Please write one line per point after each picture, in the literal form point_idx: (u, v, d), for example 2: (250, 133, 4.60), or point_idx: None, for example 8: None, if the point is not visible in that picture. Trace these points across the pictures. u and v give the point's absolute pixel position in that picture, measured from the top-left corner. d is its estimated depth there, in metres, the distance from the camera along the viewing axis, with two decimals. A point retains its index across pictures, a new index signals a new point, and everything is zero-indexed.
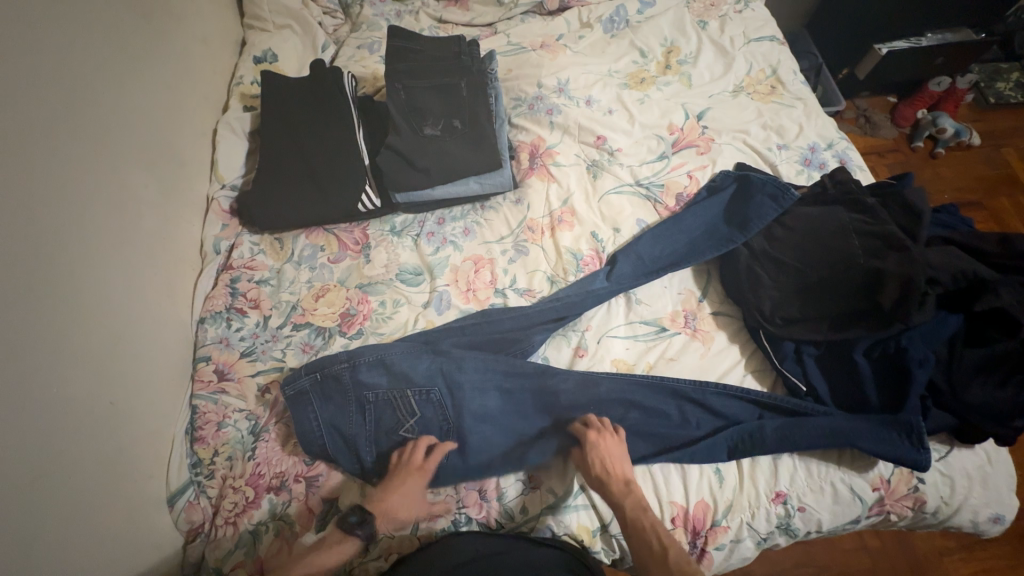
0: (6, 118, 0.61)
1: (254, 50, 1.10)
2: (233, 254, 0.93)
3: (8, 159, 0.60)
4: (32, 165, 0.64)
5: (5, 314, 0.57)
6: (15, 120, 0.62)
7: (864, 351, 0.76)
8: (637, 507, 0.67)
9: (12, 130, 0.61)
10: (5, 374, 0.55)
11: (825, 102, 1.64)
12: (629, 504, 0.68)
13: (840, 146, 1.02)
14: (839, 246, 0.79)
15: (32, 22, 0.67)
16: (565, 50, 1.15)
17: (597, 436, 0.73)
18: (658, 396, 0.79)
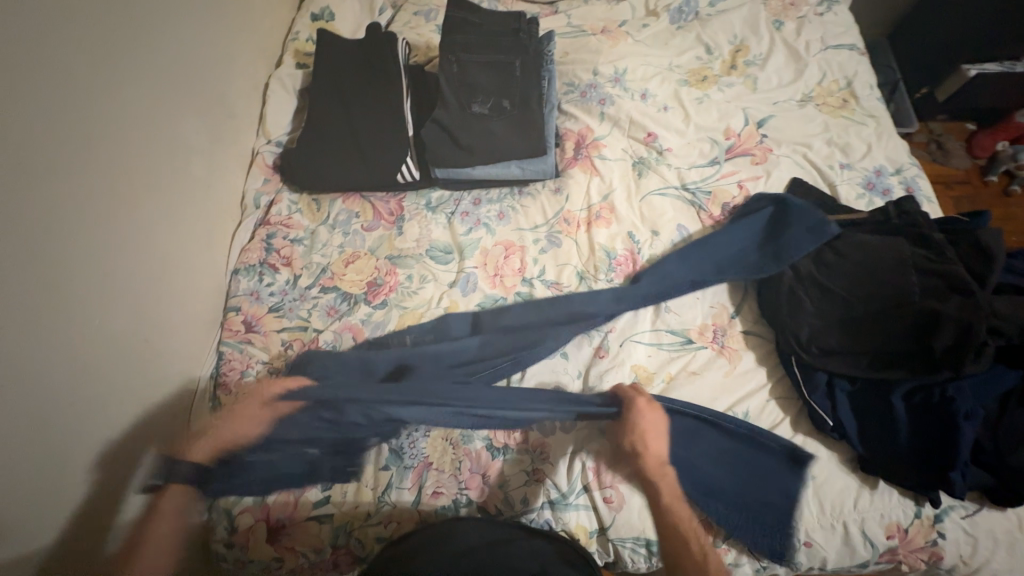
0: (73, 56, 0.63)
1: (313, 7, 1.10)
2: (272, 210, 0.95)
3: (72, 97, 0.63)
4: (93, 102, 0.66)
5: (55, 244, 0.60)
6: (81, 57, 0.64)
7: (904, 395, 0.72)
8: (671, 496, 0.70)
9: (79, 69, 0.64)
10: (50, 300, 0.58)
11: (897, 122, 1.53)
12: (664, 491, 0.70)
13: (910, 173, 0.95)
14: (894, 280, 0.74)
15: None
16: (627, 37, 1.10)
17: (639, 409, 0.73)
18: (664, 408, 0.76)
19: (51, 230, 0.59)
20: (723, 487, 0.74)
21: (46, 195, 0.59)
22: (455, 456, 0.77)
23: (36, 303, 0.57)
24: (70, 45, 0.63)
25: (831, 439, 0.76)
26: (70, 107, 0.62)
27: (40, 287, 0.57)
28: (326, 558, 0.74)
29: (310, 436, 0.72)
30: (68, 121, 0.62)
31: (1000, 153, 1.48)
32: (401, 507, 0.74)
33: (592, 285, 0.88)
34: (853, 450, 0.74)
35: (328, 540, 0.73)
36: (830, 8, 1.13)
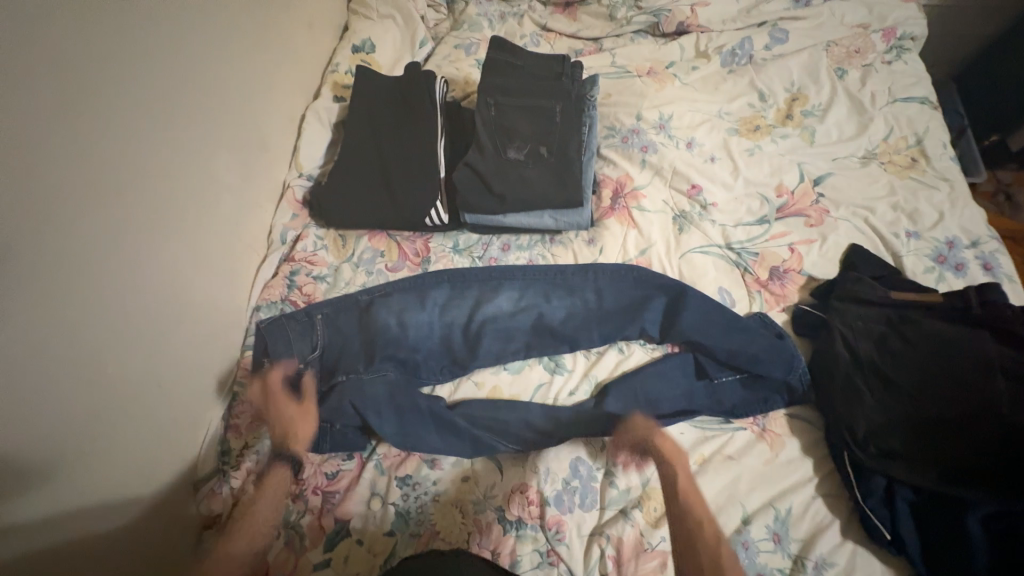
0: (111, 103, 0.63)
1: (355, 38, 1.09)
2: (297, 245, 0.93)
3: (108, 142, 0.62)
4: (127, 146, 0.65)
5: (76, 291, 0.59)
6: (119, 103, 0.64)
7: (981, 518, 0.63)
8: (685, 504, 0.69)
9: (117, 115, 0.63)
10: (63, 352, 0.57)
11: (963, 170, 1.38)
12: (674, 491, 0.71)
13: (988, 247, 0.86)
14: (976, 383, 0.66)
15: (149, 9, 0.68)
16: (673, 80, 1.05)
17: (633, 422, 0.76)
18: (678, 368, 0.82)
19: (75, 274, 0.59)
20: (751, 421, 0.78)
21: (71, 244, 0.58)
22: (464, 525, 0.72)
23: (47, 355, 0.55)
24: (109, 93, 0.62)
25: (885, 550, 0.67)
26: (102, 153, 0.62)
27: (52, 342, 0.56)
28: None
29: (313, 342, 0.83)
30: (101, 168, 0.62)
31: None
32: None
33: (623, 347, 0.85)
34: (911, 568, 0.66)
35: None
36: (898, 57, 1.05)
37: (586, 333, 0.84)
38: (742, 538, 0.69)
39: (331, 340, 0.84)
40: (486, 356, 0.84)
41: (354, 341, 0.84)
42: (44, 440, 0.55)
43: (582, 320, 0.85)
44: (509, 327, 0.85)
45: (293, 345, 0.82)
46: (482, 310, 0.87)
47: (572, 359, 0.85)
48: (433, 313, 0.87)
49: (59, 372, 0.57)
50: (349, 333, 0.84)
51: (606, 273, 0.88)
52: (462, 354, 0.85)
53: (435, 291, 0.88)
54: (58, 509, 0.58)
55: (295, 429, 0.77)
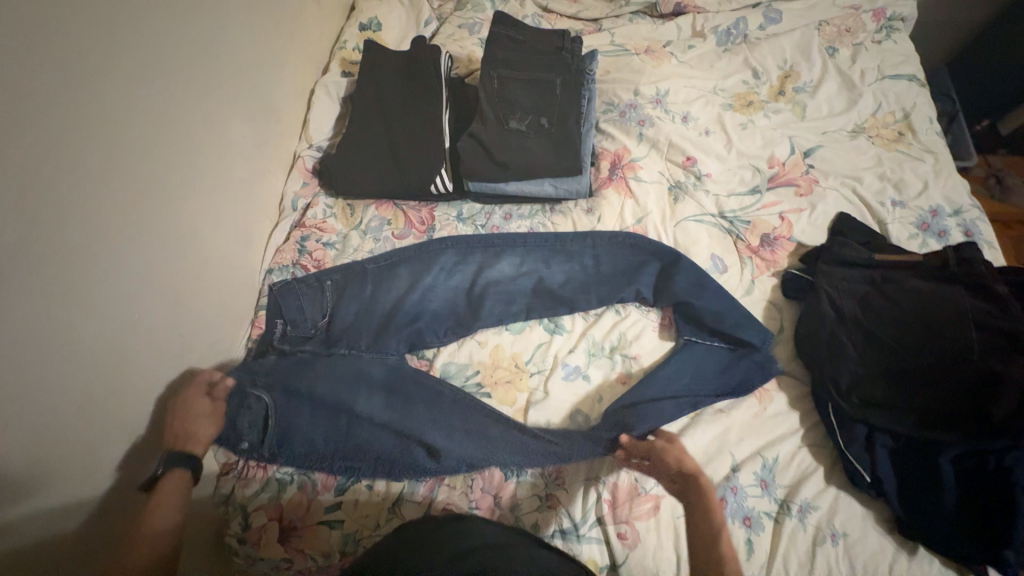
0: (136, 65, 0.67)
1: (362, 17, 1.13)
2: (307, 213, 0.97)
3: (133, 101, 0.66)
4: (150, 107, 0.69)
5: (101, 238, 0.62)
6: (144, 66, 0.68)
7: (953, 459, 0.67)
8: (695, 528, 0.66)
9: (142, 76, 0.67)
10: (91, 293, 0.61)
11: (953, 154, 1.43)
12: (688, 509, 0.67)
13: (969, 215, 0.89)
14: (952, 334, 0.70)
15: None
16: (670, 58, 1.08)
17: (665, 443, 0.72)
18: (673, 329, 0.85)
19: (100, 222, 0.62)
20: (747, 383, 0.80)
21: (98, 194, 0.62)
22: (467, 473, 0.76)
23: (73, 295, 0.59)
24: (134, 55, 0.66)
25: (865, 495, 0.71)
26: (128, 111, 0.66)
27: (79, 285, 0.60)
28: (333, 564, 0.71)
29: (322, 307, 0.87)
30: (126, 125, 0.65)
31: None
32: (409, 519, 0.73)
33: (619, 309, 0.88)
34: (890, 510, 0.70)
35: (337, 547, 0.72)
36: (888, 36, 1.09)
37: (585, 295, 0.88)
38: (732, 484, 0.73)
39: (340, 306, 0.87)
40: (489, 316, 0.88)
41: (360, 306, 0.88)
42: (74, 373, 0.60)
43: (582, 283, 0.89)
44: (512, 289, 0.90)
45: (305, 309, 0.86)
46: (487, 272, 0.91)
47: (571, 320, 0.88)
48: (439, 276, 0.91)
49: (86, 312, 0.61)
50: (356, 297, 0.88)
51: (604, 239, 0.92)
52: (465, 314, 0.89)
53: (440, 252, 0.92)
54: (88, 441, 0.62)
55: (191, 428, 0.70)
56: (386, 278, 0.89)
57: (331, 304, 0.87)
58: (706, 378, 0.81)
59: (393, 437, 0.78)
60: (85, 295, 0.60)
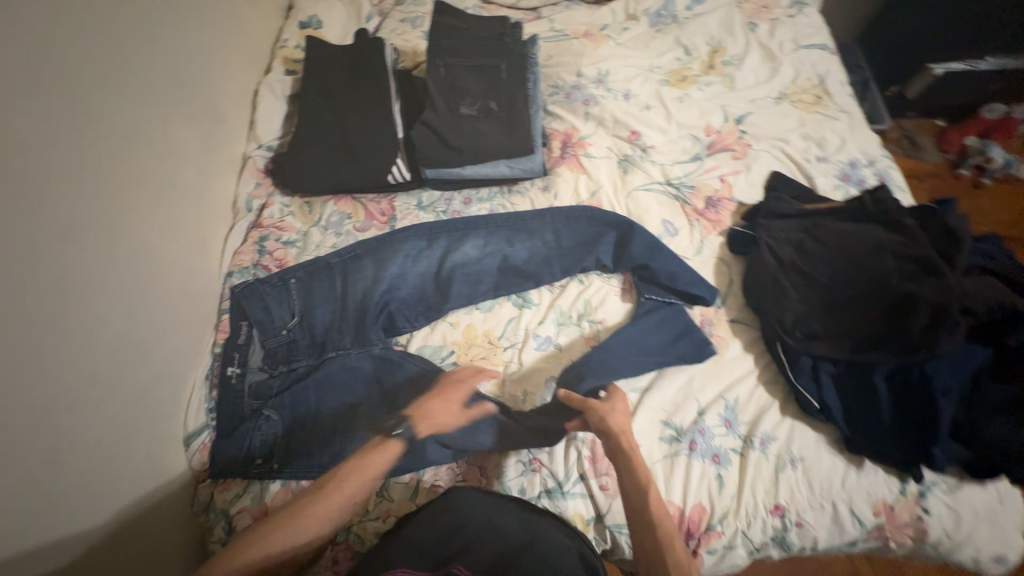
0: (72, 66, 0.64)
1: (300, 16, 1.12)
2: (263, 213, 0.96)
3: (72, 103, 0.64)
4: (92, 109, 0.67)
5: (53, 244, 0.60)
6: (80, 67, 0.66)
7: (884, 375, 0.76)
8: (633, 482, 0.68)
9: (80, 78, 0.65)
10: (49, 299, 0.59)
11: (869, 119, 1.57)
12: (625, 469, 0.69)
13: (882, 164, 1.00)
14: (873, 265, 0.78)
15: None
16: (608, 40, 1.14)
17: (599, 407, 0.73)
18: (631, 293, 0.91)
19: (51, 227, 0.60)
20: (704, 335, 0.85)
21: (48, 199, 0.60)
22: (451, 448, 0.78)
23: (31, 301, 0.56)
24: (69, 56, 0.64)
25: (817, 421, 0.79)
26: (68, 113, 0.63)
27: (38, 292, 0.57)
28: (326, 556, 0.71)
29: (289, 305, 0.86)
30: (67, 127, 0.63)
31: (969, 147, 1.53)
32: (399, 500, 0.74)
33: (583, 278, 0.92)
34: (839, 431, 0.77)
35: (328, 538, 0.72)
36: (800, 11, 1.19)
37: (550, 268, 0.91)
38: (699, 426, 0.79)
39: (309, 302, 0.87)
40: (459, 297, 0.90)
41: (328, 300, 0.88)
42: (44, 383, 0.57)
43: (547, 258, 0.92)
44: (480, 269, 0.92)
45: (273, 309, 0.85)
46: (452, 257, 0.92)
47: (538, 294, 0.92)
48: (406, 264, 0.91)
49: (46, 319, 0.58)
50: (326, 292, 0.88)
51: (562, 213, 0.95)
52: (435, 298, 0.90)
53: (402, 240, 0.93)
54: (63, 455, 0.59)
55: (430, 415, 0.75)
56: (352, 270, 0.89)
57: (301, 302, 0.86)
58: (671, 334, 0.85)
59: (374, 423, 0.79)
60: (44, 303, 0.58)
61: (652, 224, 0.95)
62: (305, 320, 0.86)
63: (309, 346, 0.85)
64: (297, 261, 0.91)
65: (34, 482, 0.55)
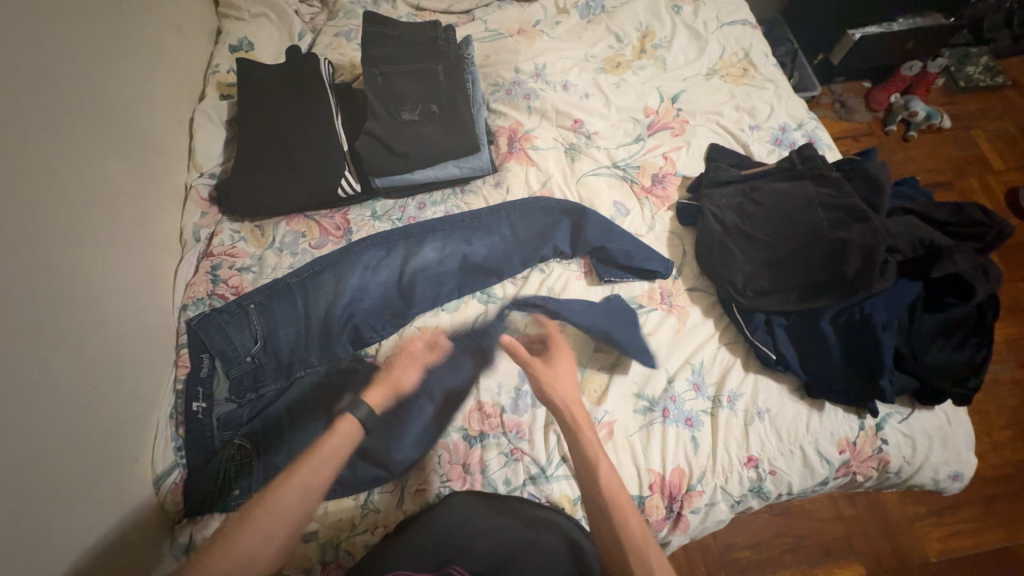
0: None
1: (230, 39, 1.11)
2: (213, 241, 0.94)
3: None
4: (20, 151, 0.65)
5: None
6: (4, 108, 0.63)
7: (831, 319, 0.80)
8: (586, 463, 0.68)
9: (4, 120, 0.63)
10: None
11: (800, 88, 1.66)
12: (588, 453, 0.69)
13: (809, 126, 1.06)
14: (807, 220, 0.84)
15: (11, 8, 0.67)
16: (542, 35, 1.16)
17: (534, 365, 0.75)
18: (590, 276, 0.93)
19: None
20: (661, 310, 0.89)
21: None
22: (432, 451, 0.78)
23: None
24: None
25: (777, 372, 0.83)
26: None
27: None
28: None
29: (250, 330, 0.85)
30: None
31: (894, 105, 1.66)
32: (385, 509, 0.74)
33: (543, 267, 0.94)
34: (798, 378, 0.81)
35: (317, 559, 0.71)
36: None
37: (509, 261, 0.93)
38: (670, 394, 0.81)
39: (271, 325, 0.85)
40: (424, 301, 0.90)
41: (291, 321, 0.86)
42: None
43: (506, 251, 0.93)
44: (442, 270, 0.92)
45: (235, 336, 0.83)
46: (412, 262, 0.93)
47: (501, 288, 0.93)
48: (367, 274, 0.91)
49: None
50: (289, 314, 0.87)
51: (515, 206, 0.97)
52: (400, 304, 0.90)
53: (358, 251, 0.92)
54: (26, 511, 0.56)
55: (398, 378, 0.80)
56: (313, 288, 0.88)
57: (265, 326, 0.85)
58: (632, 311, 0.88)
59: (351, 435, 0.78)
60: None
61: (603, 208, 0.98)
62: (269, 343, 0.85)
63: (275, 369, 0.84)
64: (255, 285, 0.89)
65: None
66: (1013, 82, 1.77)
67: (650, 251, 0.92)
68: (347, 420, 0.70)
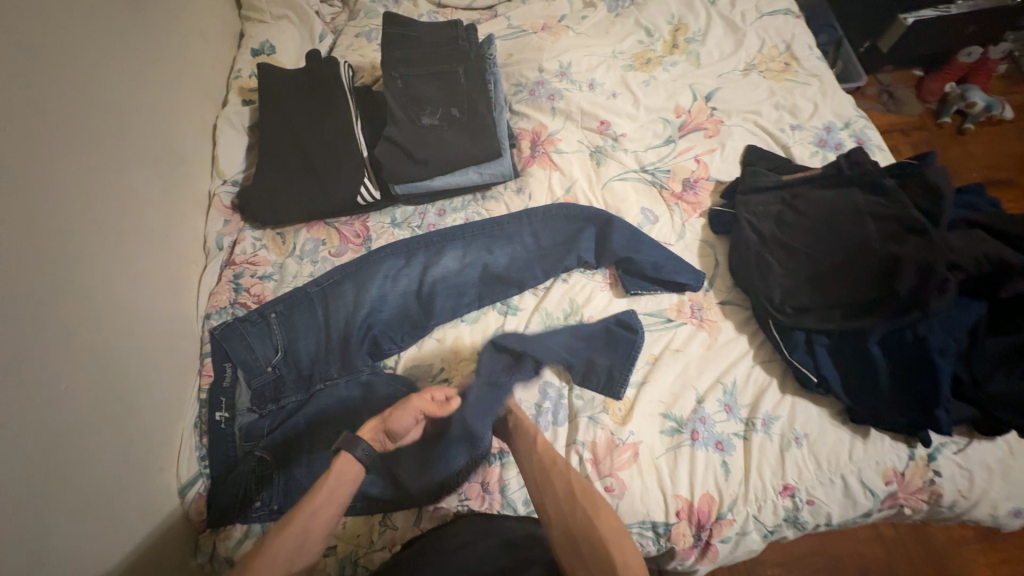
0: (21, 125, 0.63)
1: (252, 43, 1.10)
2: (235, 249, 0.94)
3: (25, 163, 0.62)
4: (46, 167, 0.65)
5: (23, 310, 0.59)
6: (30, 125, 0.64)
7: (879, 340, 0.74)
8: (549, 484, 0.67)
9: (31, 136, 0.64)
10: (27, 366, 0.58)
11: (844, 79, 1.55)
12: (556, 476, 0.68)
13: (858, 125, 0.98)
14: (854, 231, 0.77)
15: (36, 24, 0.67)
16: (567, 31, 1.11)
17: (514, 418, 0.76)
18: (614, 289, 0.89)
19: (19, 293, 0.59)
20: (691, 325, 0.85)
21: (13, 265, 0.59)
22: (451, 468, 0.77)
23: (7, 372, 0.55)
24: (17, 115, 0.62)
25: (818, 395, 0.77)
26: (23, 174, 0.62)
27: (14, 361, 0.56)
28: None
29: (271, 340, 0.85)
30: (24, 188, 0.62)
31: (949, 94, 1.52)
32: (403, 527, 0.74)
33: (566, 278, 0.91)
34: (841, 403, 0.76)
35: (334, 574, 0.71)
36: None
37: (530, 272, 0.90)
38: (699, 415, 0.77)
39: (291, 335, 0.85)
40: (443, 312, 0.88)
41: (310, 331, 0.86)
42: (27, 454, 0.56)
43: (528, 261, 0.90)
44: (462, 281, 0.90)
45: (256, 347, 0.84)
46: (431, 273, 0.90)
47: (522, 298, 0.90)
48: (386, 284, 0.89)
49: (24, 388, 0.57)
50: (309, 324, 0.86)
51: (537, 212, 0.93)
52: (419, 315, 0.89)
53: (377, 260, 0.91)
54: (53, 525, 0.58)
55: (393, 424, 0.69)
56: (332, 299, 0.88)
57: (285, 336, 0.85)
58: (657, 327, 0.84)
59: None
60: (22, 371, 0.57)
61: (630, 215, 0.93)
62: (290, 354, 0.85)
63: (296, 380, 0.84)
64: (276, 294, 0.89)
65: (26, 557, 0.54)
66: None
67: (679, 261, 0.87)
68: (345, 457, 0.65)
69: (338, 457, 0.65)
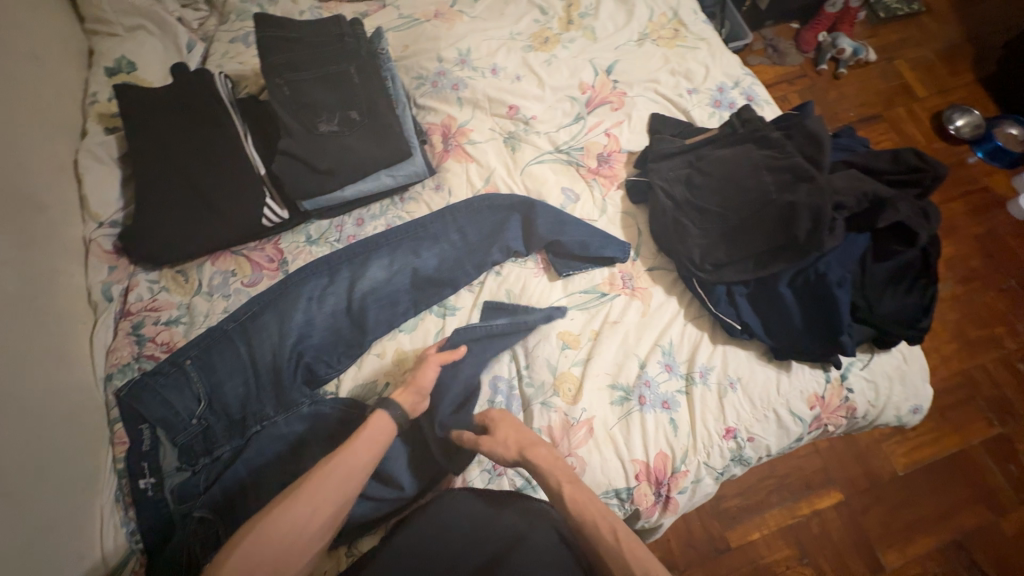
0: None
1: (105, 61, 0.97)
2: (129, 297, 0.84)
3: None
4: None
5: None
6: None
7: (788, 282, 0.81)
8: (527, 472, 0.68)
9: None
10: None
11: (732, 38, 1.64)
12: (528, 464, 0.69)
13: (745, 83, 1.04)
14: (753, 185, 0.83)
15: None
16: (461, 16, 1.07)
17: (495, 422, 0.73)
18: (550, 271, 0.90)
19: None
20: (626, 296, 0.87)
21: None
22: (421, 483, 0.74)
23: None
24: None
25: (743, 340, 0.83)
26: None
27: None
28: None
29: (191, 391, 0.77)
30: None
31: (823, 43, 1.67)
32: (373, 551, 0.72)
33: (499, 270, 0.90)
34: (764, 343, 0.82)
35: None
36: None
37: (462, 270, 0.88)
38: (644, 379, 0.80)
39: (213, 382, 0.78)
40: (377, 325, 0.84)
41: (235, 373, 0.79)
42: None
43: (459, 258, 0.88)
44: (394, 290, 0.86)
45: (174, 400, 0.76)
46: (359, 288, 0.85)
47: (458, 297, 0.88)
48: (311, 307, 0.84)
49: None
50: (233, 365, 0.79)
51: (460, 205, 0.91)
52: (352, 332, 0.84)
53: (298, 283, 0.85)
54: None
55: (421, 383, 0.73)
56: (254, 333, 0.81)
57: (210, 381, 0.78)
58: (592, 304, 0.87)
59: None
60: None
61: (552, 198, 0.93)
62: (216, 400, 0.78)
63: (228, 428, 0.78)
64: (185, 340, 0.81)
65: None
66: (928, 8, 1.81)
67: (605, 236, 0.89)
68: (384, 413, 0.67)
69: (378, 411, 0.67)
